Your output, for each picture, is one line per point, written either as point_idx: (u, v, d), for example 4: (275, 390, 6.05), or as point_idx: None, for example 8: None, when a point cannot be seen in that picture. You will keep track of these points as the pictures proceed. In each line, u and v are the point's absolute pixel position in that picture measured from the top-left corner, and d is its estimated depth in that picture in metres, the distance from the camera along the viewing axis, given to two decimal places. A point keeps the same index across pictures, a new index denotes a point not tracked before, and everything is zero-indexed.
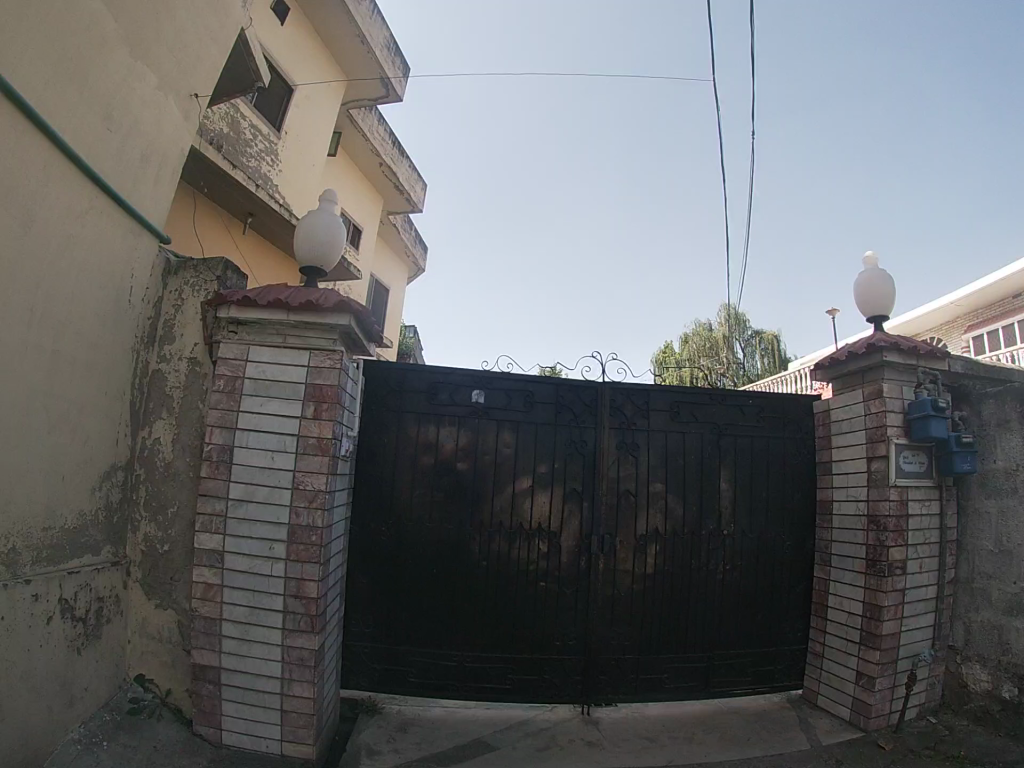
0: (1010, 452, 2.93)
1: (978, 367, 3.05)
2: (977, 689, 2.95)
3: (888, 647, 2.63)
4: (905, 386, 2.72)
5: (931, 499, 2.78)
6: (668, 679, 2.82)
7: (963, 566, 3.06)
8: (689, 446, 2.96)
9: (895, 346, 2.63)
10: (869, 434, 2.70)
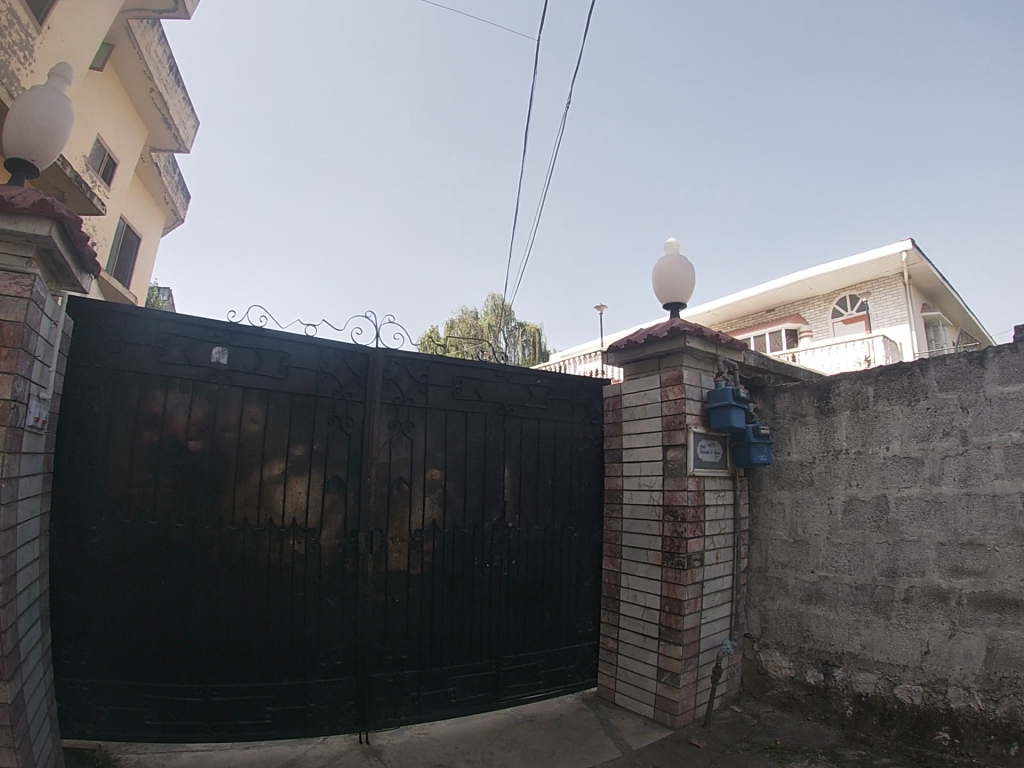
0: (805, 445, 3.05)
1: (771, 361, 3.23)
2: (779, 676, 3.00)
3: (688, 642, 2.63)
4: (704, 375, 2.69)
5: (725, 490, 2.74)
6: (454, 692, 2.66)
7: (756, 555, 3.14)
8: (471, 429, 2.88)
9: (697, 332, 2.58)
10: (666, 422, 2.64)
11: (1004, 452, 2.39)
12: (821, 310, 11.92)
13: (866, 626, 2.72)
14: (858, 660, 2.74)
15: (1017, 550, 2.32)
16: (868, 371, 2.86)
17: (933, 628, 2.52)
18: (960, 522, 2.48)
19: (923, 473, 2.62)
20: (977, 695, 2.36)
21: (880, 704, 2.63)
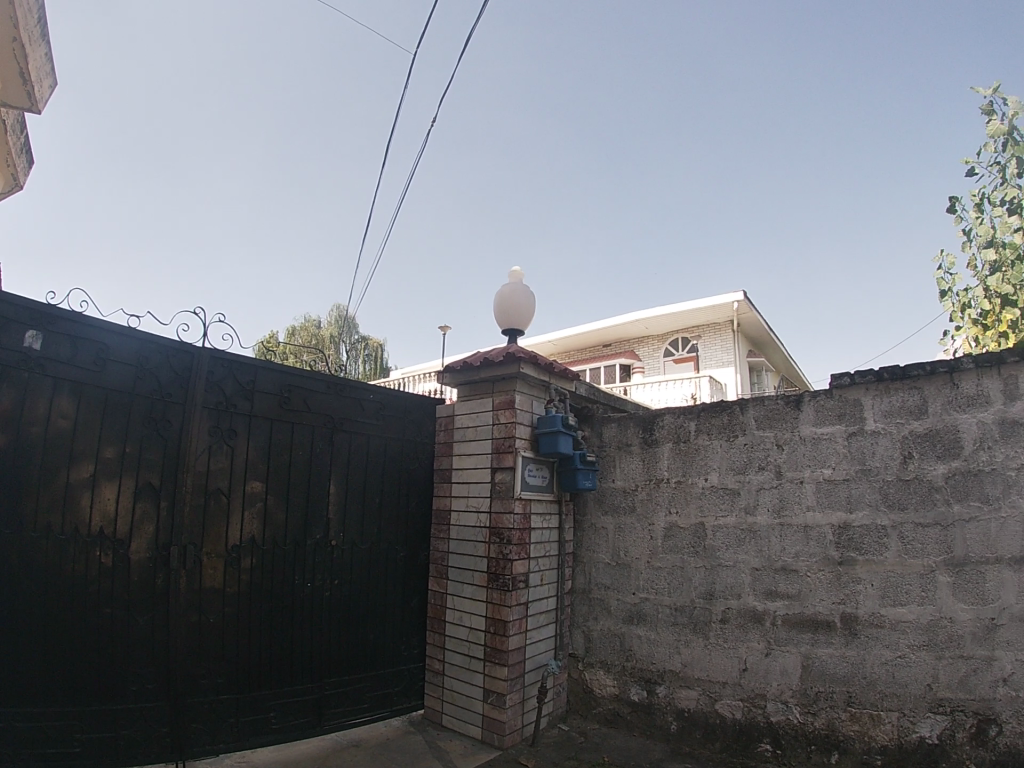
0: (628, 474, 3.30)
1: (598, 393, 3.52)
2: (603, 693, 3.20)
3: (514, 662, 2.84)
4: (536, 402, 2.99)
5: (551, 513, 3.01)
6: (274, 718, 2.77)
7: (581, 578, 3.36)
8: (296, 440, 3.03)
9: (531, 360, 2.88)
10: (497, 444, 2.91)
11: (817, 487, 2.79)
12: (654, 349, 12.90)
13: (686, 646, 3.00)
14: (679, 677, 3.01)
15: (828, 577, 2.72)
16: (690, 408, 3.17)
17: (750, 647, 2.86)
18: (774, 550, 2.84)
19: (738, 503, 2.96)
20: (796, 708, 2.75)
21: (702, 718, 2.92)
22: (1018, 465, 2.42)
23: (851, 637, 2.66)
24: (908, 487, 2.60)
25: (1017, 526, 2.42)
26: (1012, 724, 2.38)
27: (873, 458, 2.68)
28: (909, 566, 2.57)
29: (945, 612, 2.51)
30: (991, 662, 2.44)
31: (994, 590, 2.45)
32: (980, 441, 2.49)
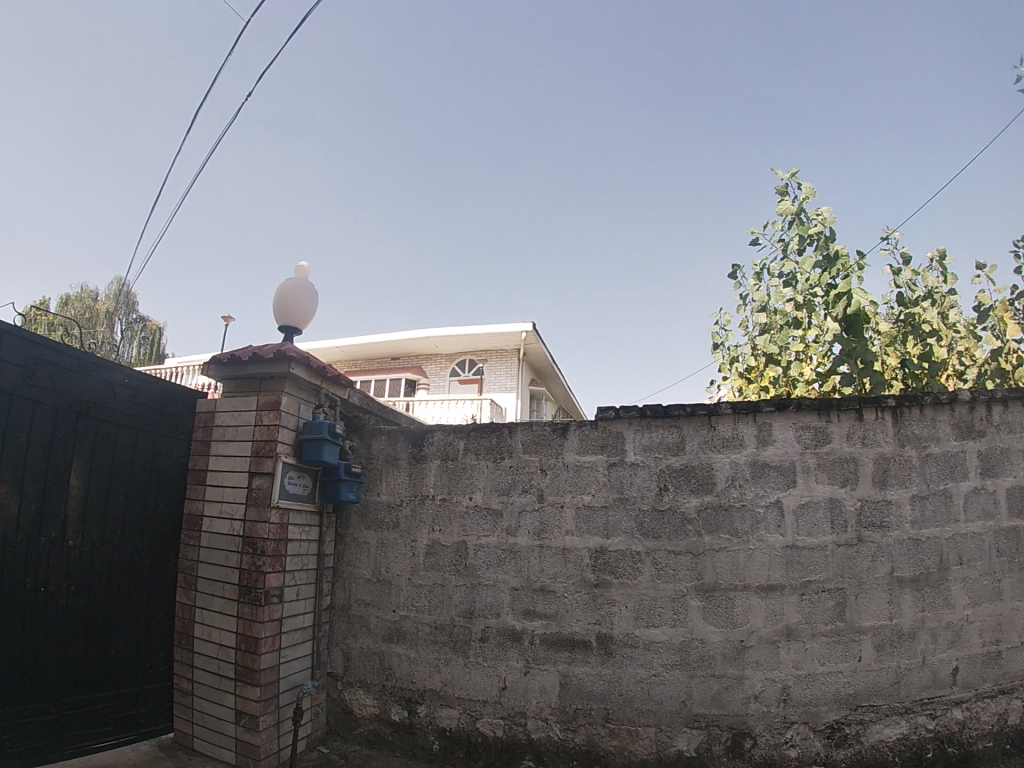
0: (394, 487, 3.11)
1: (371, 401, 3.34)
2: (364, 713, 3.03)
3: (266, 682, 2.74)
4: (303, 406, 3.00)
5: (310, 526, 3.02)
6: (8, 741, 2.40)
7: (339, 593, 3.16)
8: (37, 422, 2.57)
9: (302, 359, 2.89)
10: (257, 447, 2.85)
11: (576, 512, 2.80)
12: (439, 368, 12.98)
13: (445, 664, 2.90)
14: (438, 696, 2.90)
15: (583, 598, 2.74)
16: (460, 426, 3.05)
17: (510, 666, 2.82)
18: (532, 571, 2.82)
19: (500, 524, 2.90)
20: (556, 725, 2.74)
21: (463, 737, 2.82)
22: (764, 502, 2.60)
23: (607, 656, 2.73)
24: (662, 517, 2.65)
25: (762, 557, 2.61)
26: (765, 735, 2.71)
27: (631, 488, 2.71)
28: (662, 589, 2.67)
29: (697, 633, 2.67)
30: (741, 680, 2.70)
31: (744, 615, 2.64)
32: (732, 479, 2.62)
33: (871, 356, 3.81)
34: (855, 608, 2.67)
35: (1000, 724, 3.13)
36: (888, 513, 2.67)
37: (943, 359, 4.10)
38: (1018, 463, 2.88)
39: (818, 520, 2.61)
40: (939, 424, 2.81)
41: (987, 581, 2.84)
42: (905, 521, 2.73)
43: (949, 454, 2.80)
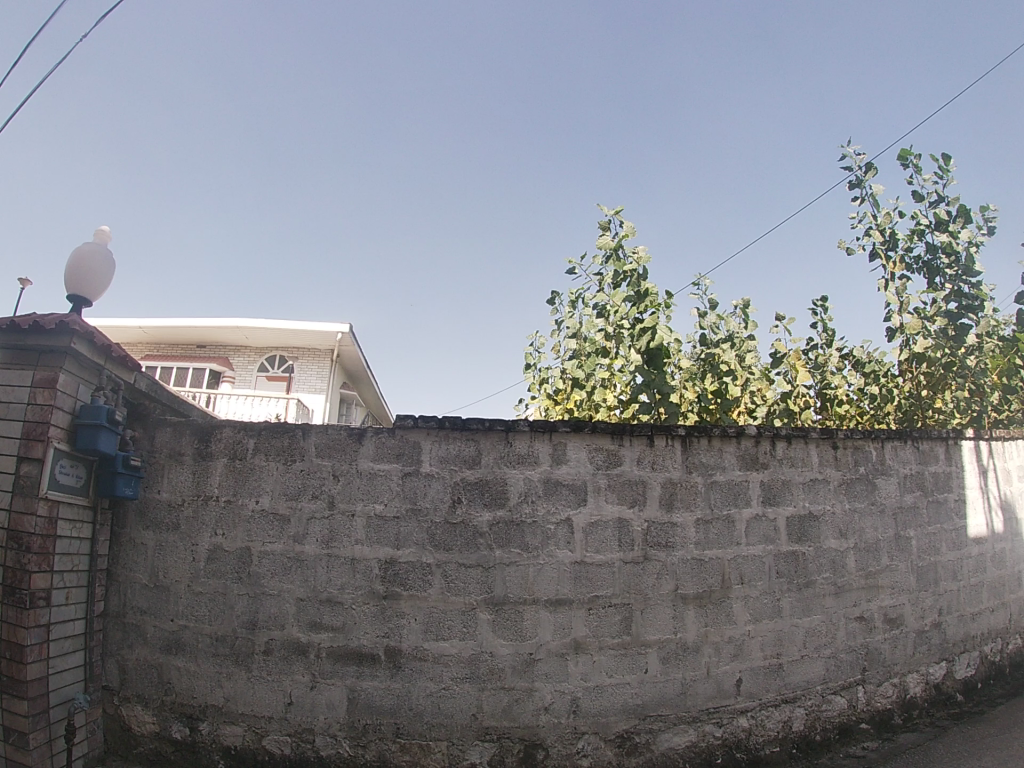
0: (174, 486, 3.24)
1: (157, 391, 3.31)
2: (143, 732, 3.09)
3: (36, 695, 2.65)
4: (82, 387, 2.88)
5: (82, 521, 3.00)
6: None
7: (113, 600, 3.21)
8: None
9: (86, 336, 2.79)
10: (27, 429, 2.71)
11: (367, 521, 3.04)
12: (247, 361, 13.62)
13: (228, 679, 3.05)
14: (221, 712, 3.03)
15: (371, 610, 2.99)
16: (250, 425, 3.22)
17: (295, 680, 3.00)
18: (319, 581, 3.04)
19: (287, 531, 3.09)
20: (345, 742, 2.93)
21: (248, 755, 2.97)
22: (555, 519, 3.06)
23: (395, 670, 2.96)
24: (453, 530, 3.01)
25: (552, 571, 3.01)
26: (557, 746, 2.94)
27: (424, 499, 3.04)
28: (451, 602, 2.97)
29: (486, 647, 2.95)
30: (531, 693, 2.96)
31: (532, 628, 2.97)
32: (526, 495, 3.05)
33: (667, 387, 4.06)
34: (640, 623, 3.08)
35: (785, 730, 3.35)
36: (672, 534, 3.20)
37: (732, 397, 4.78)
38: (795, 495, 3.51)
39: (606, 538, 3.09)
40: (724, 455, 3.38)
41: (767, 599, 3.35)
42: (690, 541, 3.23)
43: (732, 483, 3.35)
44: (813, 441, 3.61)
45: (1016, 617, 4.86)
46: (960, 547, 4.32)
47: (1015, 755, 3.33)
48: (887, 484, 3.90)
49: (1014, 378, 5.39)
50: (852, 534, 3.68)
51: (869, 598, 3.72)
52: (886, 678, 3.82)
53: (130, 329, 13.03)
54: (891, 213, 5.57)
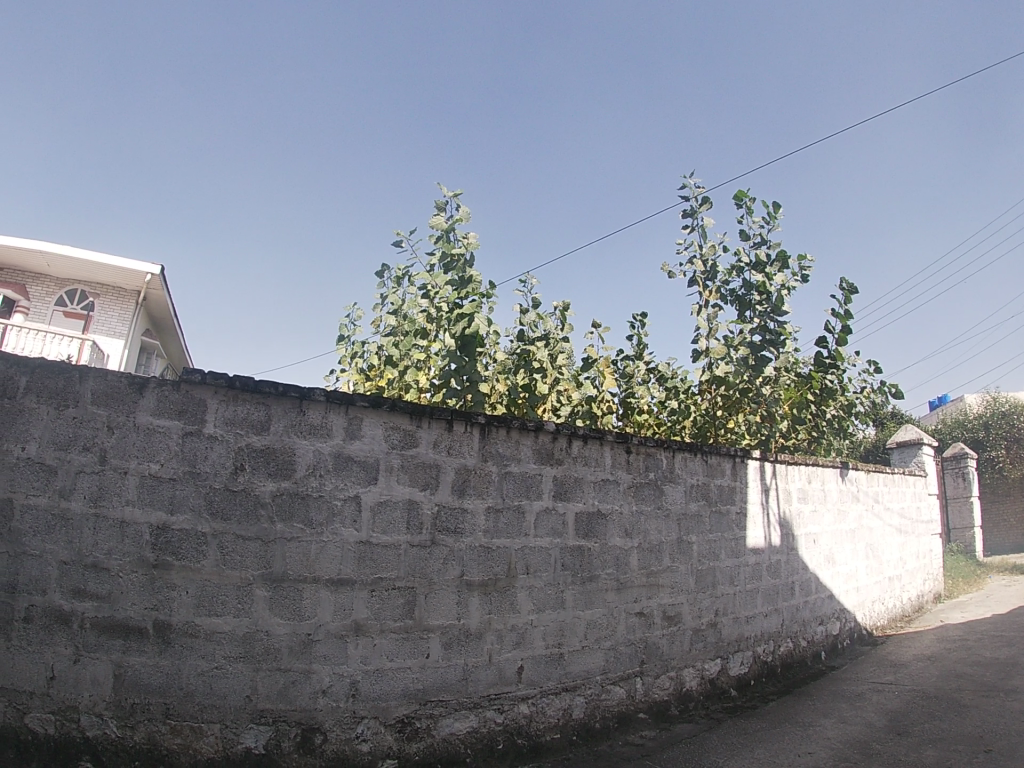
0: None
1: None
2: None
3: None
4: None
5: None
6: None
7: None
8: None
9: None
10: None
11: (139, 482, 2.81)
12: (45, 290, 12.19)
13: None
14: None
15: (140, 579, 2.76)
16: (23, 360, 2.84)
17: (57, 653, 2.73)
18: (84, 544, 2.77)
19: (53, 484, 2.78)
20: (112, 722, 2.70)
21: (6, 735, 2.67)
22: (342, 495, 2.99)
23: (164, 646, 2.75)
24: (233, 498, 2.86)
25: (334, 549, 2.95)
26: (335, 731, 2.87)
27: (204, 462, 2.86)
28: (227, 576, 2.81)
29: (261, 625, 2.83)
30: (308, 675, 2.87)
31: (311, 608, 2.89)
32: (312, 468, 2.96)
33: (475, 375, 4.24)
34: (423, 607, 3.10)
35: (565, 717, 3.51)
36: (462, 521, 3.25)
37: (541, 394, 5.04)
38: (585, 493, 3.70)
39: (393, 519, 3.07)
40: (521, 447, 3.48)
41: (550, 590, 3.51)
42: (479, 529, 3.30)
43: (526, 474, 3.47)
44: (607, 444, 3.84)
45: (787, 622, 5.44)
46: (739, 555, 4.77)
47: (778, 748, 3.68)
48: (673, 491, 4.21)
49: (804, 410, 6.01)
50: (637, 535, 3.94)
51: (650, 596, 4.00)
52: (663, 671, 4.12)
53: None
54: (715, 247, 6.04)
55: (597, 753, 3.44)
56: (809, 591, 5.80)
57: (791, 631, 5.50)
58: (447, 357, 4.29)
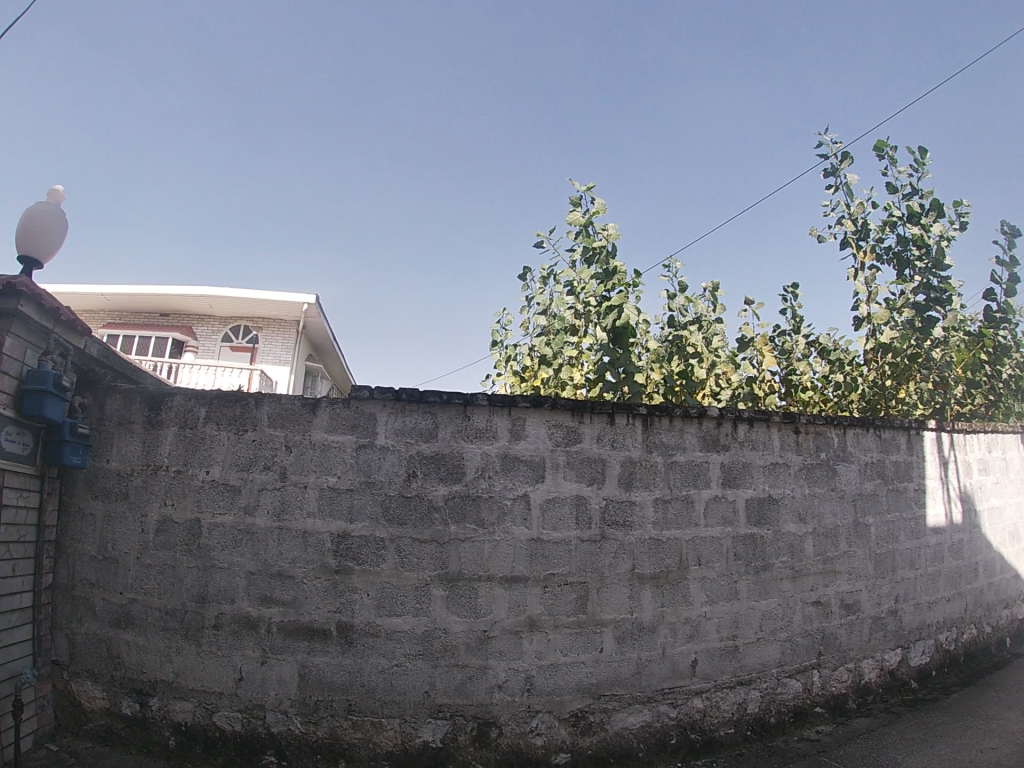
0: (123, 455, 3.18)
1: (111, 358, 3.29)
2: (92, 707, 3.07)
3: None
4: (29, 351, 2.89)
5: (30, 489, 2.99)
6: None
7: (62, 573, 3.16)
8: None
9: (33, 299, 2.78)
10: None
11: (320, 493, 3.00)
12: (210, 329, 13.51)
13: (177, 654, 3.01)
14: (171, 688, 3.00)
15: (323, 585, 2.95)
16: (201, 393, 3.15)
17: (245, 655, 2.96)
18: (270, 554, 2.99)
19: (238, 501, 3.04)
20: (296, 718, 2.90)
21: (200, 732, 2.94)
22: (512, 494, 3.05)
23: (347, 646, 2.92)
24: (408, 504, 2.99)
25: (507, 548, 3.00)
26: (510, 725, 2.92)
27: (379, 471, 3.01)
28: (405, 578, 2.94)
29: (440, 623, 2.93)
30: (485, 670, 2.94)
31: (486, 605, 2.96)
32: (481, 470, 3.04)
33: (632, 366, 4.19)
34: (596, 602, 3.09)
35: (739, 712, 3.38)
36: (631, 513, 3.21)
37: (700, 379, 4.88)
38: (755, 478, 3.55)
39: (563, 515, 3.09)
40: (686, 435, 3.40)
41: (724, 581, 3.38)
42: (649, 521, 3.25)
43: (693, 463, 3.37)
44: (775, 425, 3.66)
45: (972, 608, 4.95)
46: (919, 536, 4.40)
47: (965, 743, 3.35)
48: (847, 471, 3.95)
49: (979, 373, 5.49)
50: (811, 519, 3.72)
51: (826, 583, 3.77)
52: (841, 663, 3.86)
53: (95, 298, 12.97)
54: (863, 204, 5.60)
55: (772, 750, 3.28)
56: (994, 573, 5.24)
57: (975, 617, 4.99)
58: (599, 351, 4.27)
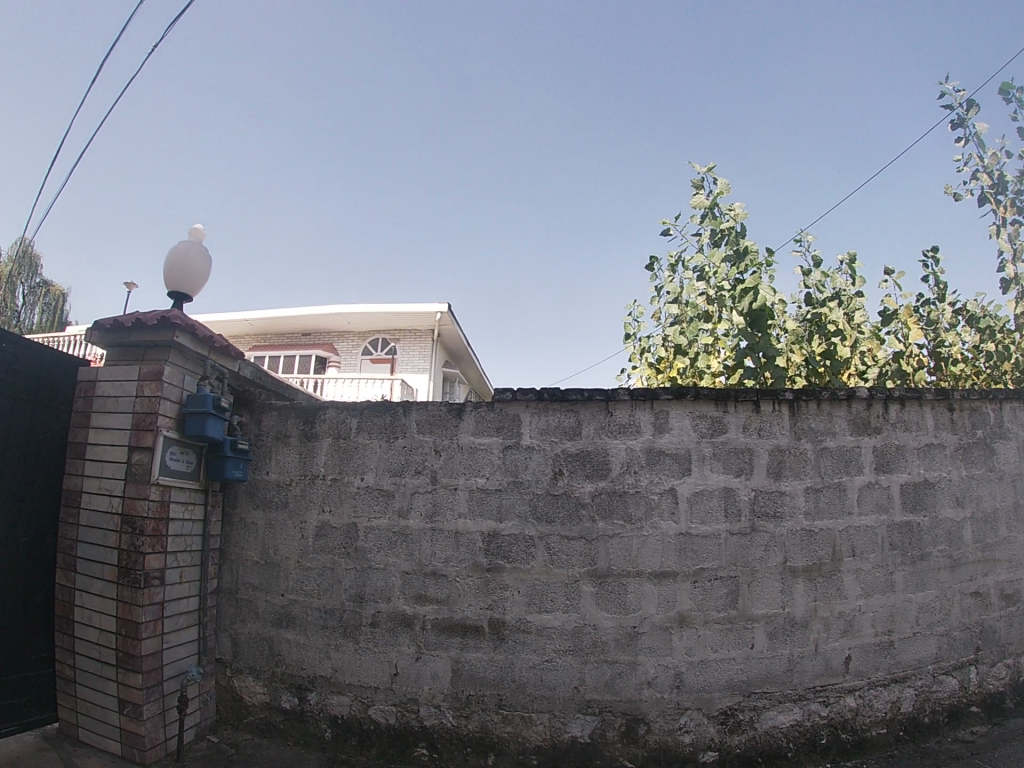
0: (281, 467, 3.37)
1: (262, 378, 3.56)
2: (253, 701, 3.26)
3: (149, 669, 2.87)
4: (188, 376, 3.15)
5: (195, 504, 3.21)
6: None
7: (227, 577, 3.38)
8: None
9: (187, 329, 3.06)
10: (139, 418, 2.97)
11: (470, 494, 3.08)
12: (352, 345, 14.32)
13: (336, 650, 3.15)
14: (329, 683, 3.14)
15: (475, 583, 3.02)
16: (352, 406, 3.30)
17: (400, 651, 3.07)
18: (424, 554, 3.09)
19: (392, 505, 3.15)
20: (449, 712, 2.97)
21: (354, 725, 3.06)
22: (659, 489, 3.02)
23: (499, 642, 2.97)
24: (555, 502, 3.01)
25: (655, 542, 2.98)
26: (659, 721, 2.89)
27: (526, 471, 3.05)
28: (555, 575, 2.97)
29: (589, 619, 2.94)
30: (635, 666, 2.92)
31: (635, 601, 2.94)
32: (627, 466, 3.03)
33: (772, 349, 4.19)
34: (746, 596, 3.01)
35: (893, 711, 3.18)
36: (781, 503, 3.11)
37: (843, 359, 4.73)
38: (909, 462, 3.37)
39: (711, 508, 3.03)
40: (835, 419, 3.27)
41: (879, 573, 3.22)
42: (800, 511, 3.14)
43: (843, 449, 3.24)
44: (927, 404, 3.46)
45: None
46: None
47: None
48: (1005, 449, 3.70)
49: None
50: (969, 503, 3.49)
51: (986, 573, 3.52)
52: (999, 659, 3.57)
53: (237, 323, 14.11)
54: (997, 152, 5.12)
55: (925, 751, 3.07)
56: None
57: None
58: (737, 336, 4.30)
